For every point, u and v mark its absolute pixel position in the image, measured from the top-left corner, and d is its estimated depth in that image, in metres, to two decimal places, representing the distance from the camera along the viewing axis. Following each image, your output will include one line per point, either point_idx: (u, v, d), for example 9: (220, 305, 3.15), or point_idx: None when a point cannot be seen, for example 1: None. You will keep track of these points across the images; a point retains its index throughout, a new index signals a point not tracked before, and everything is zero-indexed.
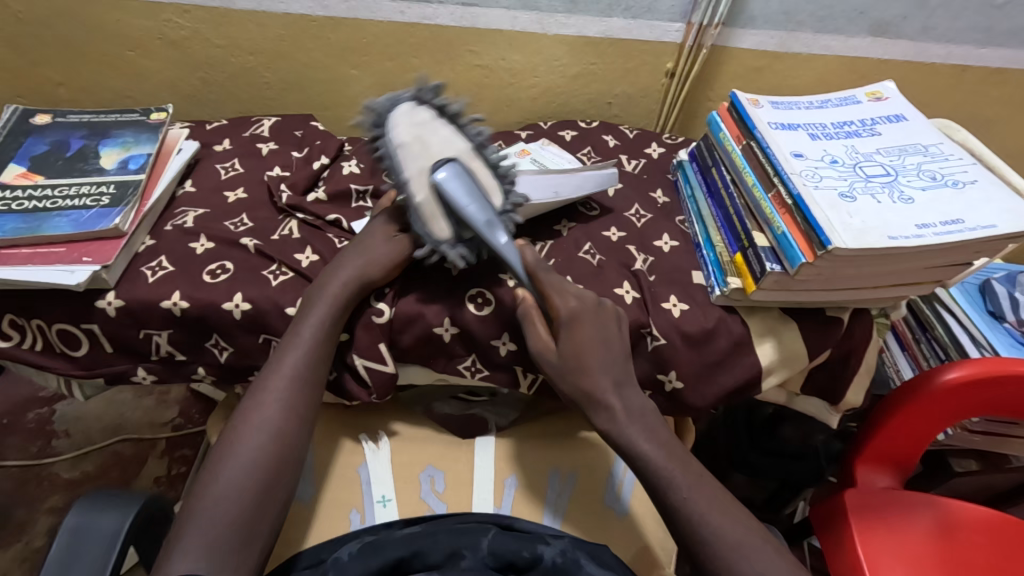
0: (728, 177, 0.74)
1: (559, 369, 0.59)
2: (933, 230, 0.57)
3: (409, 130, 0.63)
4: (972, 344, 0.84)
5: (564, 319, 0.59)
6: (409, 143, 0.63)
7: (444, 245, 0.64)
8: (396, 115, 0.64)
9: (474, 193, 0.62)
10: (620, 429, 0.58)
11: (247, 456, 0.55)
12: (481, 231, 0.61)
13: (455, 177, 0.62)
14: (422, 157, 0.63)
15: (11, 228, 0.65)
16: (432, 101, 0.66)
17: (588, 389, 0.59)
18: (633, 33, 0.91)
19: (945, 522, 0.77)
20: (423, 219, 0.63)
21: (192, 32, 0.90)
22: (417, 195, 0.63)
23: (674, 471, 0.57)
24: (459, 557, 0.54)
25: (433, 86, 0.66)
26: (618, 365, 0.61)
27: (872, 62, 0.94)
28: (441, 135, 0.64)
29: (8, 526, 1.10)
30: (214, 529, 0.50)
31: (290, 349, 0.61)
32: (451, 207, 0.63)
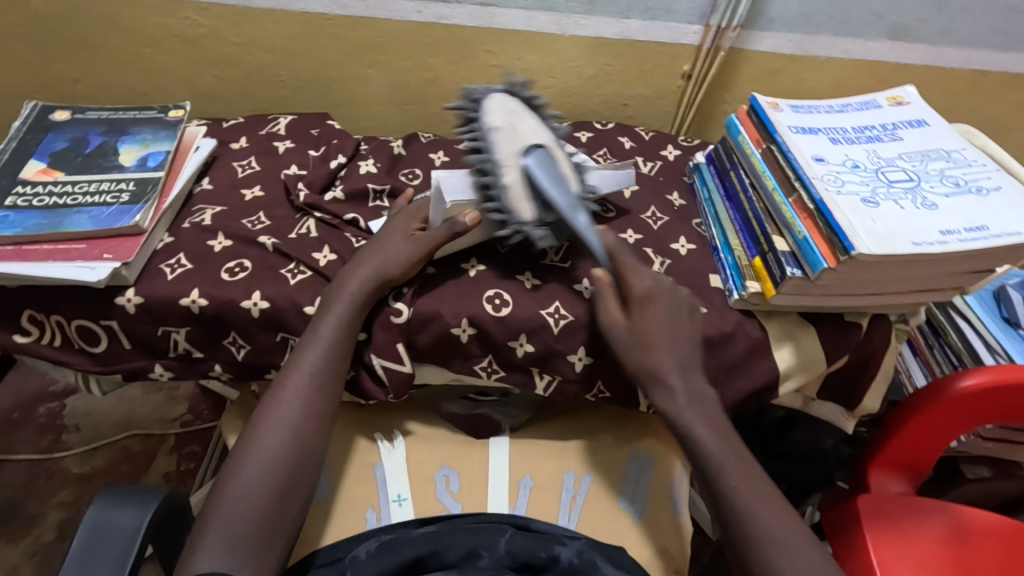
0: (748, 181, 0.73)
1: (626, 344, 0.62)
2: (957, 237, 0.57)
3: (502, 117, 0.65)
4: (986, 351, 0.83)
5: (638, 297, 0.63)
6: (502, 128, 0.64)
7: (527, 226, 0.64)
8: (491, 102, 0.66)
9: (559, 179, 0.63)
10: (677, 411, 0.60)
11: (268, 454, 0.56)
12: (568, 213, 0.62)
13: (544, 163, 0.64)
14: (515, 138, 0.64)
15: (32, 223, 0.65)
16: (521, 94, 0.70)
17: (653, 365, 0.61)
18: (650, 35, 0.91)
19: (958, 529, 0.76)
20: (508, 199, 0.63)
21: (209, 30, 0.91)
22: (507, 175, 0.63)
23: (725, 461, 0.58)
24: (476, 556, 0.54)
25: (524, 83, 0.70)
26: (687, 349, 0.62)
27: (890, 66, 0.93)
28: (530, 125, 0.67)
29: (19, 520, 1.11)
30: (237, 527, 0.51)
31: (308, 347, 0.61)
32: (537, 191, 0.64)
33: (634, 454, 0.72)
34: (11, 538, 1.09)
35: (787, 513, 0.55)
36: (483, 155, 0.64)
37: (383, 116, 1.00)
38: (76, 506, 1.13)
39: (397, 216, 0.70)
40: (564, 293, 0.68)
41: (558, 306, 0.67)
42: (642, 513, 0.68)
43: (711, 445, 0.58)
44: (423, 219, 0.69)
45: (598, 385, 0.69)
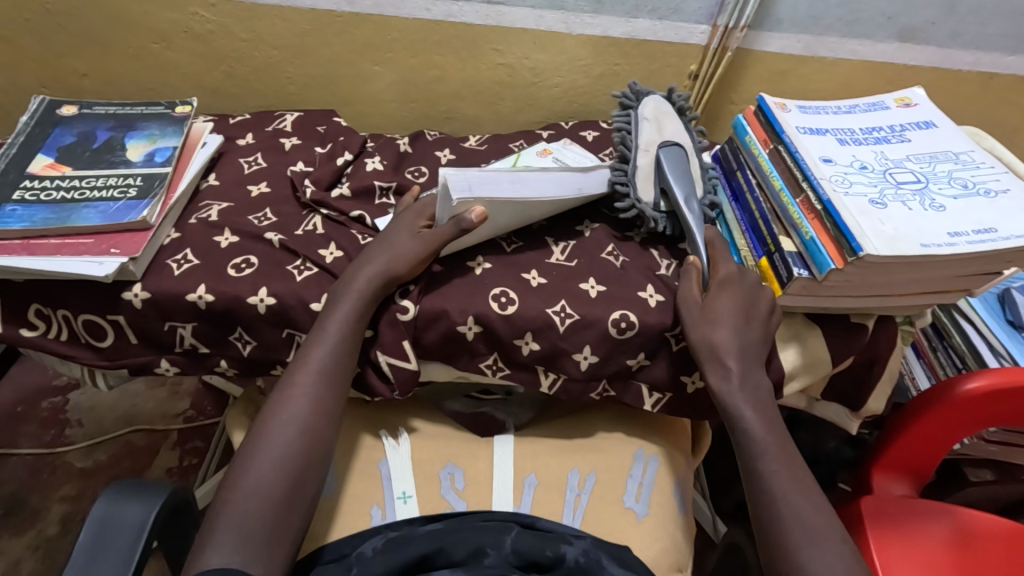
0: (754, 181, 0.73)
1: (695, 318, 0.63)
2: (965, 238, 0.57)
3: (654, 112, 0.76)
4: (990, 353, 0.83)
5: (719, 279, 0.65)
6: (651, 121, 0.75)
7: (643, 205, 0.72)
8: (650, 100, 0.77)
9: (684, 176, 0.72)
10: (729, 391, 0.60)
11: (277, 450, 0.56)
12: (681, 203, 0.70)
13: (676, 157, 0.73)
14: (658, 133, 0.75)
15: (40, 218, 0.65)
16: (679, 102, 0.80)
17: (716, 342, 0.61)
18: (658, 35, 0.91)
19: (962, 532, 0.76)
20: (635, 178, 0.73)
21: (217, 26, 0.91)
22: (642, 157, 0.73)
23: (770, 445, 0.58)
24: (483, 554, 0.54)
25: (685, 95, 0.80)
26: (755, 338, 0.62)
27: (898, 67, 0.93)
28: (676, 127, 0.77)
29: (22, 513, 1.11)
30: (247, 523, 0.51)
31: (316, 343, 0.61)
32: (662, 179, 0.73)
33: (637, 454, 0.72)
34: (14, 531, 1.09)
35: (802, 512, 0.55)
36: (628, 139, 0.75)
37: (389, 114, 1.00)
38: (80, 501, 1.13)
39: (404, 213, 0.70)
40: (571, 292, 0.68)
41: (564, 304, 0.67)
42: (645, 513, 0.68)
43: (753, 430, 0.59)
44: (430, 217, 0.69)
45: (603, 384, 0.69)
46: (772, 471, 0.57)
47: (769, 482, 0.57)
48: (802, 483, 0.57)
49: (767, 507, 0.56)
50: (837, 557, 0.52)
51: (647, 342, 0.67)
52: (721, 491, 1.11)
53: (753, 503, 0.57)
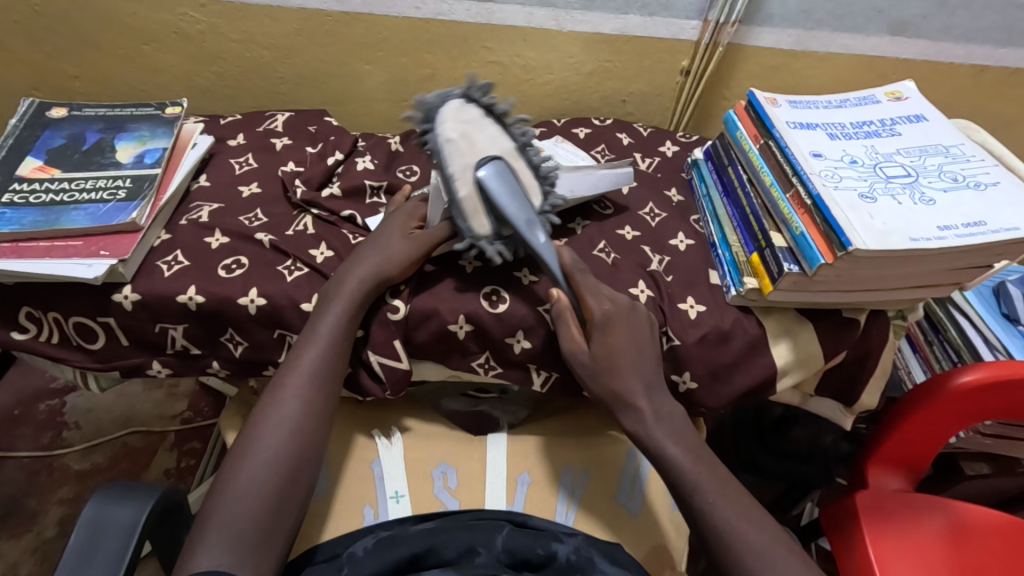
0: (745, 176, 0.73)
1: (589, 369, 0.61)
2: (955, 232, 0.57)
3: (457, 127, 0.64)
4: (985, 346, 0.83)
5: (598, 321, 0.61)
6: (458, 139, 0.64)
7: (482, 241, 0.65)
8: (447, 110, 0.64)
9: (516, 193, 0.63)
10: (647, 432, 0.59)
11: (268, 452, 0.56)
12: (523, 232, 0.62)
13: (499, 175, 0.63)
14: (467, 154, 0.64)
15: (29, 220, 0.65)
16: (480, 99, 0.67)
17: (618, 390, 0.60)
18: (649, 31, 0.90)
19: (957, 526, 0.76)
20: (464, 215, 0.65)
21: (207, 26, 0.90)
22: (462, 189, 0.64)
23: (700, 478, 0.57)
24: (473, 553, 0.54)
25: (485, 85, 0.67)
26: (649, 368, 0.62)
27: (890, 62, 0.93)
28: (487, 135, 0.65)
29: (20, 515, 1.11)
30: (237, 525, 0.51)
31: (307, 346, 0.61)
32: (492, 206, 0.64)
33: (631, 451, 0.72)
34: (12, 534, 1.09)
35: None
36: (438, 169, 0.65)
37: (382, 113, 1.00)
38: (77, 503, 1.13)
39: (395, 214, 0.70)
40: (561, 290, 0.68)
41: None
42: (639, 510, 0.68)
43: (682, 464, 0.58)
44: (421, 218, 0.70)
45: None
46: (707, 504, 0.56)
47: None
48: (736, 505, 0.56)
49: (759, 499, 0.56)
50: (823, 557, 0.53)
51: None
52: None
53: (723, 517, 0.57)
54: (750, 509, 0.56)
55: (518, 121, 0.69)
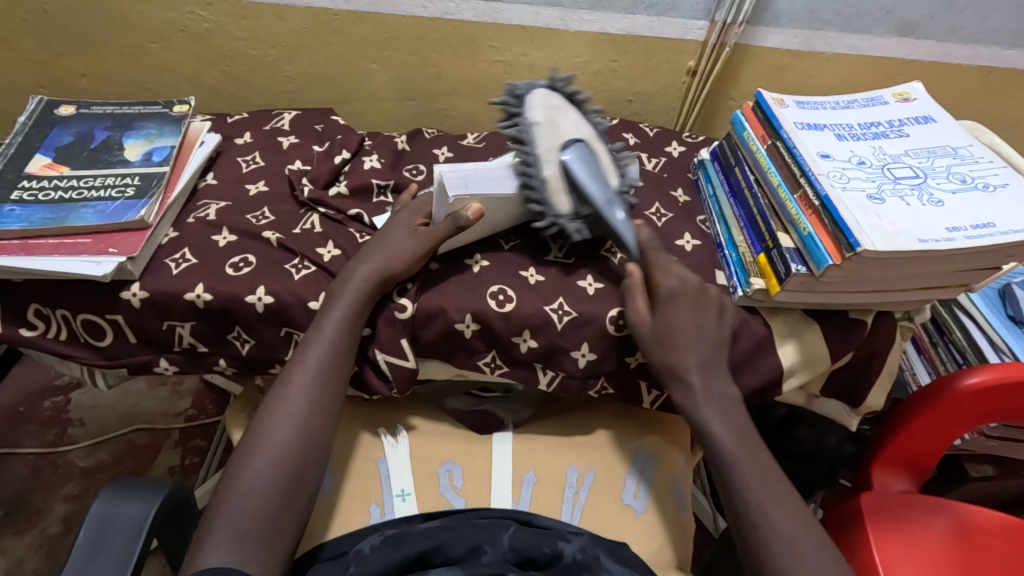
0: (752, 177, 0.73)
1: (649, 340, 0.62)
2: (963, 233, 0.57)
3: (544, 112, 0.67)
4: (991, 349, 0.82)
5: (664, 295, 0.63)
6: (544, 123, 0.66)
7: (563, 218, 0.66)
8: (534, 96, 0.67)
9: (597, 174, 0.65)
10: (694, 405, 0.60)
11: (274, 449, 0.56)
12: (602, 211, 0.64)
13: (583, 159, 0.65)
14: (556, 136, 0.67)
15: (38, 218, 0.65)
16: (564, 89, 0.70)
17: (673, 363, 0.61)
18: (655, 31, 0.90)
19: (961, 527, 0.76)
20: (547, 193, 0.66)
21: (214, 25, 0.91)
22: (547, 169, 0.65)
23: (739, 457, 0.58)
24: (480, 552, 0.54)
25: (568, 77, 0.70)
26: (711, 348, 0.62)
27: (896, 62, 0.93)
28: (571, 120, 0.68)
29: (25, 512, 1.12)
30: (244, 522, 0.51)
31: (313, 343, 0.61)
32: (574, 185, 0.66)
33: (635, 451, 0.72)
34: (17, 530, 1.09)
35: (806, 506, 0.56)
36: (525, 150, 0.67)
37: (387, 112, 1.00)
38: (82, 500, 1.14)
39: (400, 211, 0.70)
40: (568, 289, 0.68)
41: (562, 302, 0.67)
42: (644, 510, 0.68)
43: (722, 442, 0.59)
44: (426, 215, 0.69)
45: (601, 381, 0.69)
46: (743, 484, 0.57)
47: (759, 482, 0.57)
48: (772, 484, 0.57)
49: (778, 490, 0.57)
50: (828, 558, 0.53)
51: None
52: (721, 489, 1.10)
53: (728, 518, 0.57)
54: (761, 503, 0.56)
55: (592, 111, 0.72)
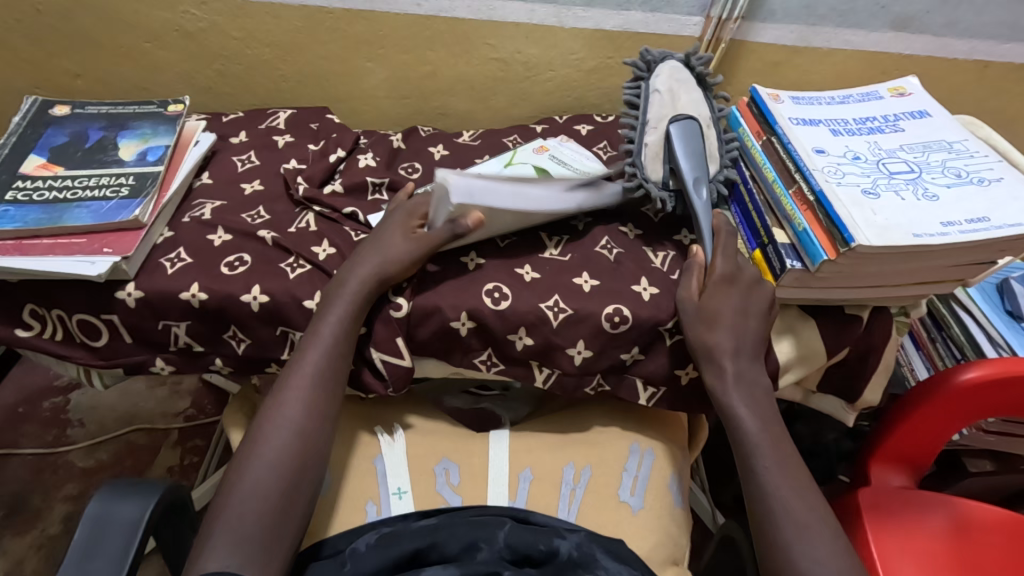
0: (747, 173, 0.72)
1: (691, 317, 0.63)
2: (957, 228, 0.57)
3: (668, 83, 0.74)
4: (989, 344, 0.82)
5: (720, 277, 0.64)
6: (664, 93, 0.74)
7: (650, 184, 0.71)
8: (664, 69, 0.75)
9: (694, 152, 0.69)
10: (724, 390, 0.61)
11: (274, 453, 0.56)
12: (688, 186, 0.68)
13: (688, 133, 0.70)
14: (669, 107, 0.73)
15: (32, 218, 0.65)
16: (698, 69, 0.76)
17: (710, 343, 0.62)
18: (651, 27, 0.90)
19: (959, 522, 0.76)
20: (642, 157, 0.71)
21: (209, 24, 0.91)
22: (650, 135, 0.72)
23: (762, 442, 0.59)
24: (476, 549, 0.54)
25: (705, 60, 0.76)
26: (750, 340, 0.62)
27: (893, 57, 0.92)
28: (692, 97, 0.74)
29: (24, 513, 1.12)
30: (244, 525, 0.52)
31: (308, 345, 0.61)
32: (671, 156, 0.70)
33: (632, 448, 0.72)
34: (17, 531, 1.10)
35: (808, 501, 0.56)
36: (636, 114, 0.74)
37: (383, 110, 1.00)
38: (81, 500, 1.14)
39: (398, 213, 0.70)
40: (565, 286, 0.68)
41: (558, 299, 0.67)
42: (641, 506, 0.68)
43: (748, 427, 0.59)
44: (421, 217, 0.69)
45: (597, 377, 0.69)
46: (764, 467, 0.58)
47: (762, 479, 0.57)
48: (794, 475, 0.58)
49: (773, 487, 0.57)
50: (829, 553, 0.53)
51: (641, 335, 0.67)
52: (720, 485, 1.10)
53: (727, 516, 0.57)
54: (764, 499, 0.56)
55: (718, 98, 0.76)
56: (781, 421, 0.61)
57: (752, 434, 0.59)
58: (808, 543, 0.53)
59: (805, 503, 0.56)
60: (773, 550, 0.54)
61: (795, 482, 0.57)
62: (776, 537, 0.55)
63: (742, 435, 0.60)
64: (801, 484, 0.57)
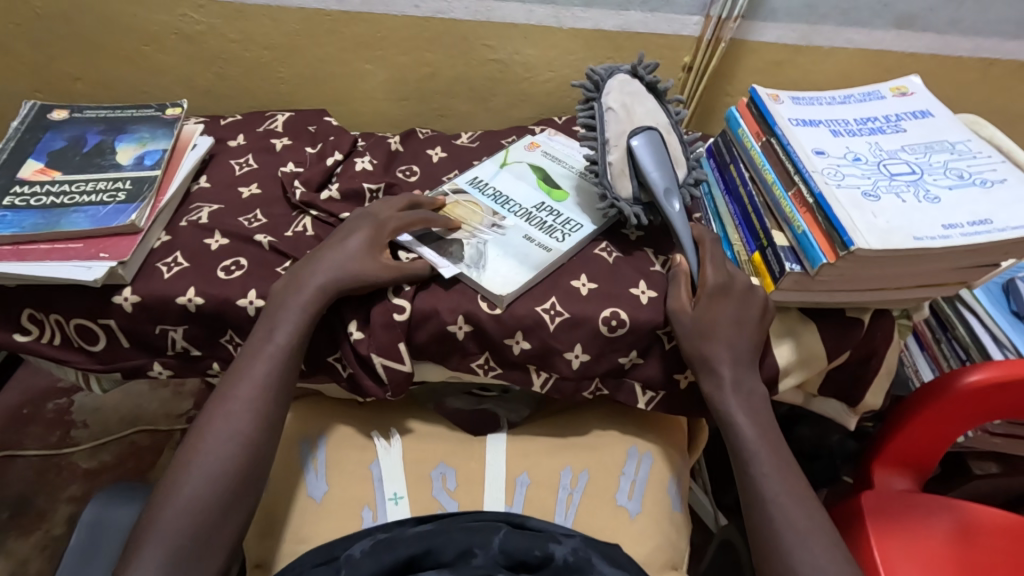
0: (747, 174, 0.71)
1: (688, 329, 0.62)
2: (960, 230, 0.56)
3: (619, 98, 0.69)
4: (994, 345, 0.81)
5: (713, 288, 0.63)
6: (617, 110, 0.69)
7: (621, 202, 0.68)
8: (613, 84, 0.70)
9: (662, 162, 0.66)
10: (722, 396, 0.60)
11: (221, 459, 0.55)
12: (659, 197, 0.65)
13: (651, 145, 0.67)
14: (626, 122, 0.68)
15: (30, 223, 0.65)
16: (646, 77, 0.72)
17: (707, 353, 0.61)
18: (650, 27, 0.89)
19: (963, 526, 0.75)
20: (609, 176, 0.68)
21: (207, 27, 0.91)
22: (611, 155, 0.68)
23: (759, 451, 0.58)
24: (470, 555, 0.54)
25: (652, 65, 0.72)
26: (745, 348, 0.62)
27: (897, 55, 0.91)
28: (646, 108, 0.70)
29: (29, 514, 1.13)
30: (175, 532, 0.51)
31: (256, 355, 0.60)
32: (637, 170, 0.67)
33: (631, 452, 0.72)
34: (22, 532, 1.10)
35: (811, 510, 0.55)
36: (592, 135, 0.69)
37: (383, 112, 1.00)
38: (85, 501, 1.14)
39: (363, 221, 0.69)
40: (561, 289, 0.67)
41: (554, 302, 0.66)
42: (638, 511, 0.68)
43: (745, 434, 0.59)
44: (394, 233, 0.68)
45: (595, 382, 0.69)
46: (761, 474, 0.57)
47: (760, 486, 0.57)
48: (791, 483, 0.57)
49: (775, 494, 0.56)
50: (829, 560, 0.52)
51: (639, 339, 0.66)
52: (723, 487, 1.09)
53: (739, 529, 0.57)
54: (762, 506, 0.56)
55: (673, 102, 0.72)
56: (777, 428, 0.61)
57: (748, 443, 0.59)
58: (807, 551, 0.53)
59: (806, 512, 0.55)
60: (772, 557, 0.54)
61: (794, 489, 0.56)
62: (777, 543, 0.54)
63: (739, 443, 0.59)
64: (800, 493, 0.56)
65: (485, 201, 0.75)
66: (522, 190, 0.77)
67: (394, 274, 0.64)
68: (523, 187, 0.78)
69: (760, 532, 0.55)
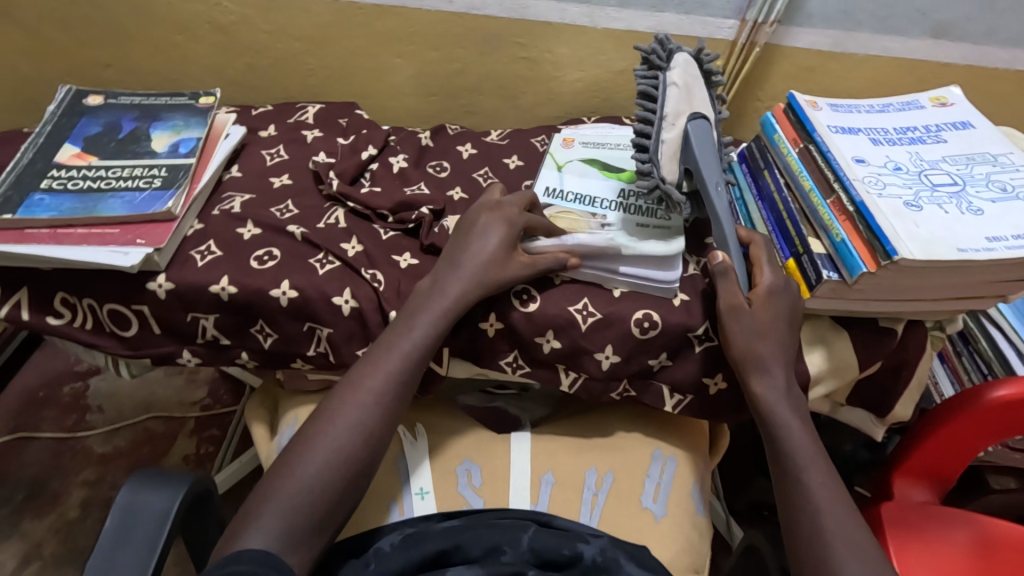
0: (782, 181, 0.71)
1: (746, 329, 0.61)
2: (1004, 243, 0.56)
3: (683, 77, 0.65)
4: (1017, 358, 0.81)
5: (766, 290, 0.62)
6: (680, 87, 0.64)
7: (668, 185, 0.62)
8: (680, 61, 0.66)
9: (712, 154, 0.64)
10: (772, 397, 0.60)
11: (335, 444, 0.56)
12: (710, 188, 0.63)
13: (706, 134, 0.64)
14: (686, 102, 0.64)
15: (67, 207, 0.66)
16: (705, 64, 0.69)
17: (761, 353, 0.61)
18: (684, 29, 0.89)
19: (984, 540, 0.75)
20: (659, 153, 0.62)
21: (240, 17, 0.91)
22: (669, 132, 0.62)
23: (808, 457, 0.59)
24: (499, 552, 0.54)
25: (713, 55, 0.69)
26: (792, 352, 0.63)
27: (931, 65, 0.90)
28: (701, 95, 0.67)
29: (43, 496, 1.13)
30: (293, 510, 0.52)
31: (386, 352, 0.60)
32: (688, 156, 0.64)
33: (655, 454, 0.72)
34: (36, 513, 1.11)
35: (853, 518, 0.55)
36: (650, 106, 0.64)
37: (411, 107, 1.00)
38: (99, 485, 1.15)
39: (489, 216, 0.67)
40: (594, 290, 0.67)
41: (586, 302, 0.66)
42: (663, 513, 0.67)
43: (794, 438, 0.59)
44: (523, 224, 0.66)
45: (623, 383, 0.68)
46: (815, 481, 0.57)
47: (812, 492, 0.57)
48: (835, 493, 0.57)
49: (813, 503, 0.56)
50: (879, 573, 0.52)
51: (670, 341, 0.66)
52: (735, 491, 1.09)
53: (789, 536, 0.56)
54: (815, 514, 0.55)
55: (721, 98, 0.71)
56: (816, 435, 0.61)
57: (797, 447, 0.59)
58: (854, 560, 0.52)
59: (856, 523, 0.55)
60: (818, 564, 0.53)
61: (841, 499, 0.56)
62: (826, 551, 0.53)
63: (787, 446, 0.59)
64: (847, 503, 0.56)
65: (576, 207, 0.73)
66: (595, 185, 0.76)
67: (486, 263, 0.64)
68: (594, 182, 0.77)
69: (807, 534, 0.55)
